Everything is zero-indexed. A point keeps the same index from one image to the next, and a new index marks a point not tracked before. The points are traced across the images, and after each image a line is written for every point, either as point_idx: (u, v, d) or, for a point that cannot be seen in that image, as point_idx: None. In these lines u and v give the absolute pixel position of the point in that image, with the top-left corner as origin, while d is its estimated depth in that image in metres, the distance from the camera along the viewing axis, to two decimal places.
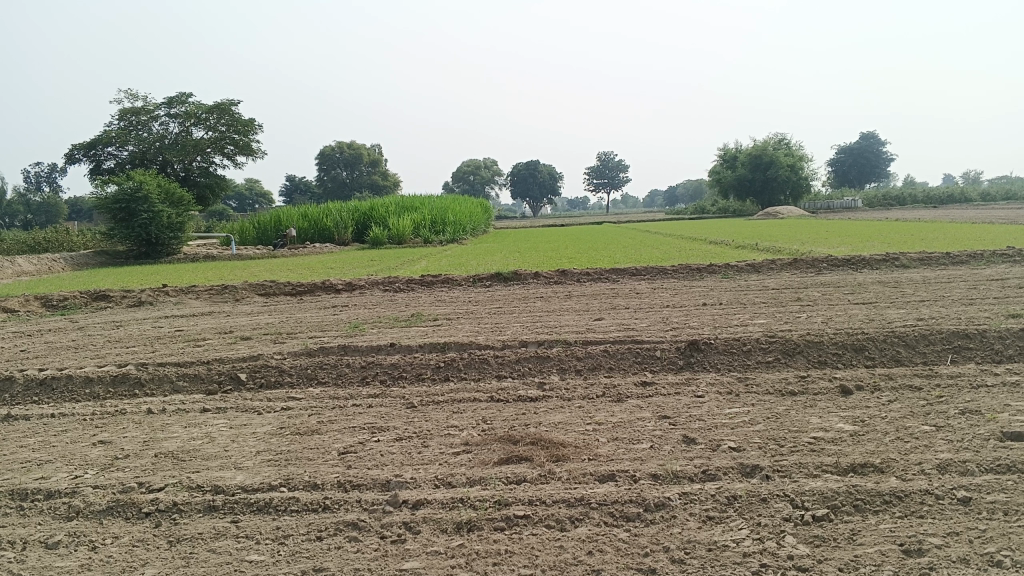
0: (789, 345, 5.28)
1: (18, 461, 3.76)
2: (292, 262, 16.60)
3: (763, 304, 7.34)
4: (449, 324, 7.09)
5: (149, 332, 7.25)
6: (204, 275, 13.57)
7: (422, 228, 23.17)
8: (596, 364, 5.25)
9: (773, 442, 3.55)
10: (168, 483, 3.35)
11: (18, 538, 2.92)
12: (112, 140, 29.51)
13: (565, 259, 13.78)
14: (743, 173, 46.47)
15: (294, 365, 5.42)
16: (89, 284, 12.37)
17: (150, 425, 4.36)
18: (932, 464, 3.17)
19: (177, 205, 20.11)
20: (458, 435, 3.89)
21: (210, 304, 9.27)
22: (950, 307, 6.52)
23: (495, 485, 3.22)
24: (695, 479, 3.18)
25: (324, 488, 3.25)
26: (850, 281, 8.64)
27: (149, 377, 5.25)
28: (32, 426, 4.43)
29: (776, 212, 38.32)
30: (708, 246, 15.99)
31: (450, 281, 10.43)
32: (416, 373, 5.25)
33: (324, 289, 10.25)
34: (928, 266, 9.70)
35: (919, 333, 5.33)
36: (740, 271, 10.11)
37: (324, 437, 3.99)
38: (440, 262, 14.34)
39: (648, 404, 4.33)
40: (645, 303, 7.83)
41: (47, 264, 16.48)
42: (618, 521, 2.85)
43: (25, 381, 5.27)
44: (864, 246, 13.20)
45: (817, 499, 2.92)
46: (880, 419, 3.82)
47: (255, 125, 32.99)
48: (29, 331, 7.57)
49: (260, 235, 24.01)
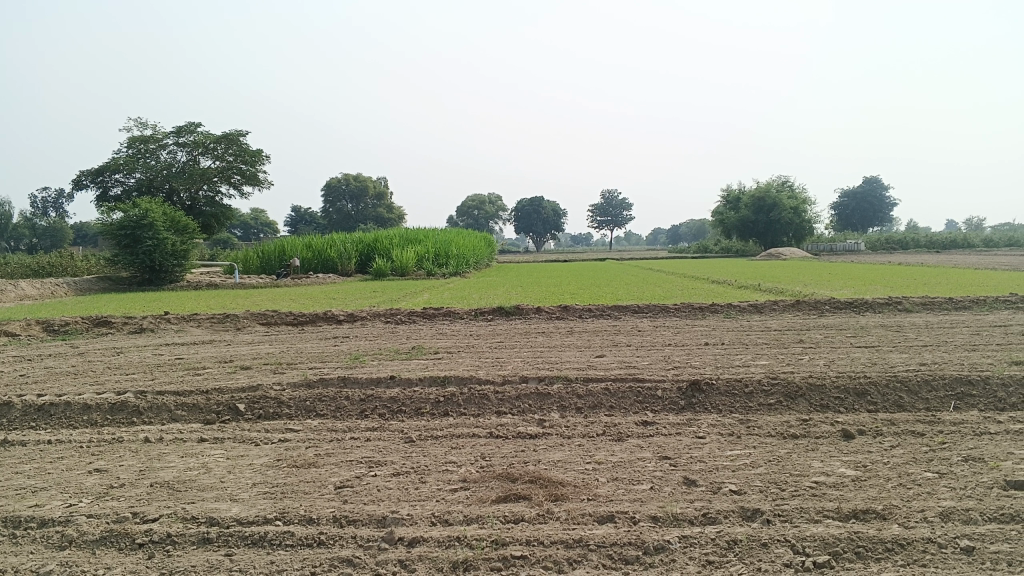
0: (792, 388, 5.26)
1: (11, 488, 3.72)
2: (296, 292, 16.61)
3: (766, 345, 7.32)
4: (450, 358, 7.08)
5: (148, 359, 7.23)
6: (207, 304, 13.59)
7: (426, 261, 23.30)
8: (596, 402, 5.22)
9: (775, 486, 3.52)
10: (163, 514, 3.32)
11: (10, 567, 2.89)
12: (119, 167, 29.72)
13: (568, 295, 13.82)
14: (746, 216, 46.54)
15: (293, 397, 5.39)
16: (91, 309, 12.41)
17: (147, 454, 4.33)
18: (934, 512, 3.13)
19: (181, 232, 20.19)
20: (456, 471, 3.86)
21: (212, 333, 9.26)
22: (953, 353, 6.50)
23: (493, 523, 3.19)
24: (694, 522, 3.14)
25: (320, 523, 3.22)
26: (853, 324, 8.63)
27: (147, 405, 5.24)
28: (28, 452, 4.41)
29: (780, 254, 38.18)
30: (709, 285, 16.09)
31: (451, 314, 10.43)
32: (415, 408, 5.22)
33: (325, 320, 10.26)
34: (930, 311, 9.71)
35: (921, 378, 5.31)
36: (742, 311, 10.12)
37: (321, 470, 3.96)
38: (443, 295, 14.45)
39: (649, 444, 4.30)
40: (647, 341, 7.81)
41: (51, 288, 16.57)
42: (617, 564, 2.81)
43: (23, 407, 5.24)
44: (868, 289, 13.14)
45: (819, 545, 2.88)
46: (882, 464, 3.79)
47: (263, 155, 33.24)
48: (29, 356, 7.56)
49: (265, 264, 24.11)
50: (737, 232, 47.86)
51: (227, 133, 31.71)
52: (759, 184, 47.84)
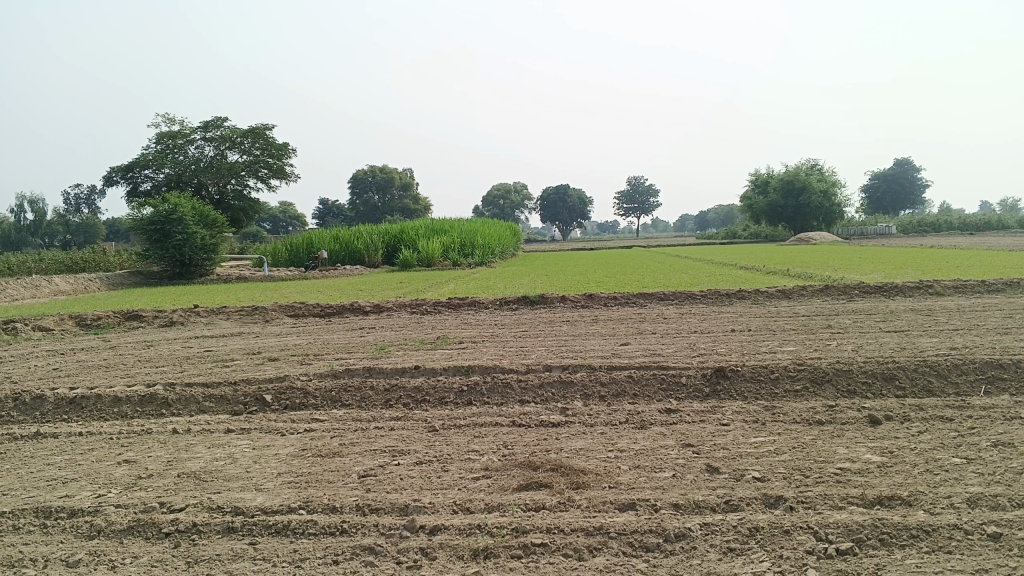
0: (818, 374, 5.21)
1: (43, 479, 3.80)
2: (324, 284, 16.74)
3: (793, 331, 7.24)
4: (474, 347, 7.09)
5: (178, 352, 7.33)
6: (237, 296, 13.72)
7: (452, 251, 23.36)
8: (620, 390, 5.21)
9: (798, 473, 3.49)
10: (189, 504, 3.37)
11: (40, 556, 2.95)
12: (148, 163, 30.07)
13: (594, 282, 13.78)
14: (775, 199, 46.19)
15: (319, 388, 5.44)
16: (122, 303, 12.62)
17: (175, 445, 4.39)
18: (961, 498, 3.09)
19: (210, 226, 20.40)
20: (478, 460, 3.88)
21: (240, 325, 9.36)
22: (984, 337, 6.38)
23: (514, 511, 3.20)
24: (716, 510, 3.13)
25: (342, 511, 3.25)
26: (883, 308, 8.51)
27: (176, 397, 5.31)
28: (60, 443, 4.49)
29: (809, 239, 37.62)
30: (737, 271, 15.94)
31: (476, 304, 10.45)
32: (439, 397, 5.24)
33: (352, 311, 10.33)
34: (962, 294, 9.55)
35: (951, 362, 5.23)
36: (770, 297, 10.03)
37: (345, 459, 3.99)
38: (469, 285, 14.50)
39: (672, 431, 4.28)
40: (673, 329, 7.77)
41: (84, 283, 16.86)
42: (638, 551, 2.80)
43: (56, 400, 5.34)
44: (899, 273, 12.96)
45: (842, 532, 2.85)
46: (909, 450, 3.74)
47: (289, 149, 33.46)
48: (62, 350, 7.69)
49: (293, 256, 24.28)
50: (767, 216, 47.58)
51: (253, 127, 31.96)
52: (788, 168, 47.32)
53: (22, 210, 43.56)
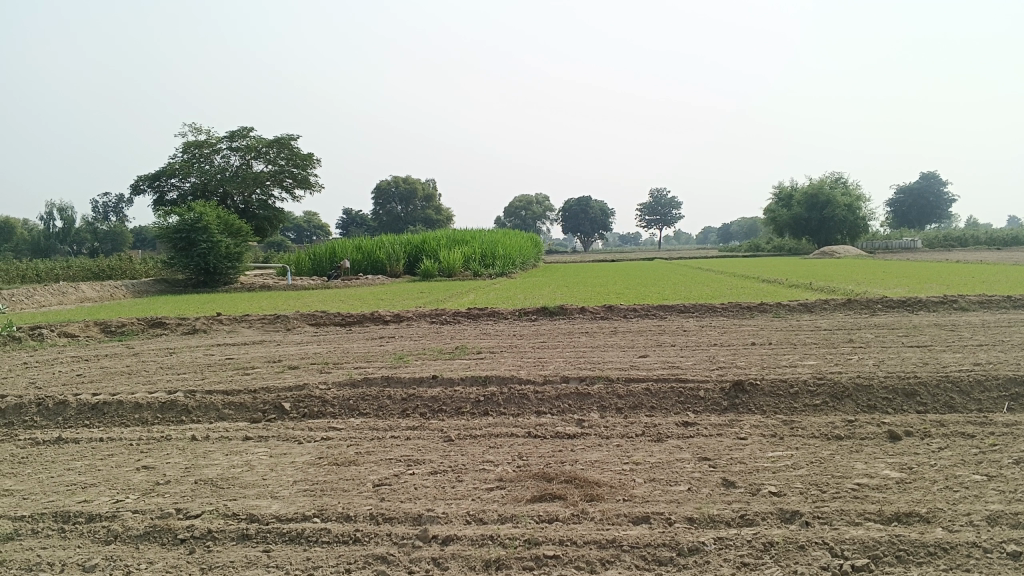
0: (838, 389, 5.15)
1: (63, 484, 3.84)
2: (345, 293, 16.84)
3: (815, 345, 7.17)
4: (492, 357, 7.09)
5: (200, 359, 7.40)
6: (259, 304, 13.84)
7: (473, 262, 23.44)
8: (637, 403, 5.19)
9: (815, 488, 3.46)
10: (205, 510, 3.39)
11: (57, 560, 2.98)
12: (175, 172, 30.45)
13: (614, 295, 13.75)
14: (798, 212, 45.88)
15: (337, 396, 5.47)
16: (147, 310, 12.77)
17: (193, 452, 4.43)
18: (981, 516, 3.04)
19: (235, 235, 20.60)
20: (493, 471, 3.88)
21: (261, 333, 9.43)
22: (1008, 353, 6.29)
23: (527, 523, 3.19)
24: (731, 524, 3.10)
25: (356, 520, 3.26)
26: (906, 323, 8.41)
27: (196, 404, 5.36)
28: (81, 449, 4.55)
29: (834, 253, 37.25)
30: (758, 284, 15.80)
31: (496, 314, 10.46)
32: (455, 407, 5.25)
33: (373, 320, 10.38)
34: (987, 309, 9.42)
35: (974, 378, 5.16)
36: (792, 310, 9.95)
37: (360, 468, 4.00)
38: (489, 295, 14.53)
39: (689, 445, 4.25)
40: (692, 341, 7.73)
41: (110, 290, 17.11)
42: (650, 565, 2.79)
43: (78, 405, 5.42)
44: (924, 287, 12.82)
45: (859, 548, 2.82)
46: (929, 466, 3.69)
47: (314, 159, 33.74)
48: (87, 356, 7.80)
49: (316, 266, 24.45)
50: (790, 229, 47.01)
51: (278, 138, 32.31)
52: (812, 181, 47.01)
53: (51, 217, 44.31)
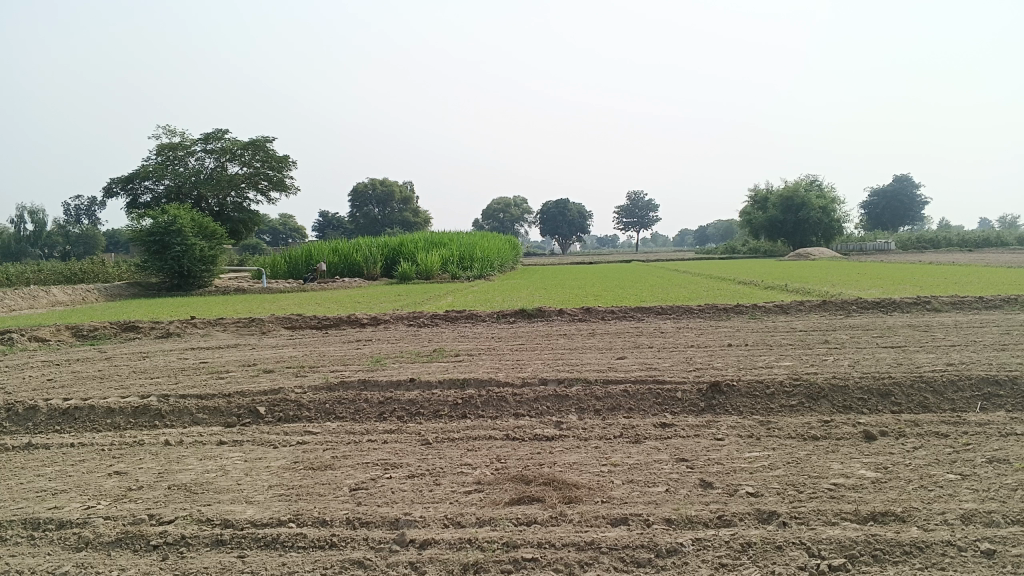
0: (814, 389, 5.19)
1: (32, 491, 3.77)
2: (322, 296, 16.71)
3: (791, 346, 7.22)
4: (471, 360, 7.07)
5: (174, 363, 7.31)
6: (235, 308, 13.73)
7: (450, 265, 23.39)
8: (615, 404, 5.19)
9: (792, 488, 3.47)
10: (178, 516, 3.34)
11: (26, 568, 2.92)
12: (149, 174, 30.12)
13: (591, 297, 13.78)
14: (774, 215, 46.27)
15: (313, 400, 5.42)
16: (120, 314, 12.60)
17: (166, 456, 4.37)
18: (955, 514, 3.07)
19: (210, 238, 20.40)
20: (472, 474, 3.85)
21: (237, 337, 9.33)
22: (981, 353, 6.36)
23: (505, 526, 3.17)
24: (709, 525, 3.11)
25: (332, 524, 3.22)
26: (880, 324, 8.49)
27: (169, 409, 5.29)
28: (51, 454, 4.48)
29: (809, 254, 37.63)
30: (735, 286, 15.90)
31: (473, 317, 10.44)
32: (433, 410, 5.22)
33: (349, 323, 10.32)
34: (960, 310, 9.54)
35: (947, 378, 5.22)
36: (768, 312, 10.02)
37: (337, 472, 3.97)
38: (467, 298, 14.49)
39: (667, 446, 4.26)
40: (670, 343, 7.75)
41: (82, 294, 16.88)
42: (629, 567, 2.78)
43: (49, 411, 5.32)
44: (898, 288, 12.97)
45: (835, 548, 2.83)
46: (904, 466, 3.72)
47: (290, 161, 33.52)
48: (58, 361, 7.68)
49: (292, 268, 24.27)
50: (766, 231, 47.36)
51: (253, 140, 32.08)
52: (787, 184, 47.46)
53: (22, 221, 43.61)
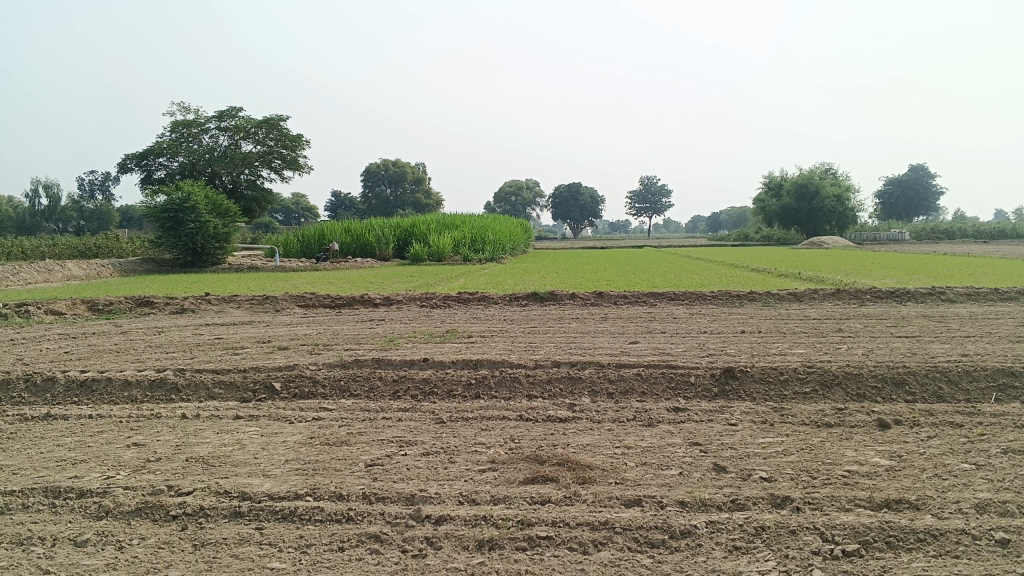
0: (829, 377, 5.19)
1: (53, 460, 3.83)
2: (334, 275, 16.78)
3: (804, 334, 7.20)
4: (483, 341, 7.09)
5: (188, 339, 7.35)
6: (248, 286, 13.79)
7: (462, 247, 23.43)
8: (628, 388, 5.20)
9: (806, 474, 3.48)
10: (197, 488, 3.38)
11: (49, 535, 2.97)
12: (163, 151, 30.20)
13: (603, 281, 13.80)
14: (787, 203, 45.95)
15: (327, 377, 5.46)
16: (134, 290, 12.70)
17: (183, 430, 4.42)
18: (970, 503, 3.08)
19: (223, 215, 20.45)
20: (485, 452, 3.88)
21: (250, 314, 9.38)
22: (995, 345, 6.33)
23: (519, 504, 3.20)
24: (723, 508, 3.12)
25: (349, 499, 3.26)
26: (895, 313, 8.45)
27: (185, 383, 5.34)
28: (70, 425, 4.52)
29: (821, 243, 37.47)
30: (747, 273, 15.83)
31: (486, 299, 10.46)
32: (447, 390, 5.25)
33: (362, 303, 10.36)
34: (974, 301, 9.49)
35: (962, 368, 5.20)
36: (781, 299, 9.99)
37: (353, 448, 4.00)
38: (479, 280, 14.51)
39: (680, 430, 4.27)
40: (682, 328, 7.76)
41: (97, 269, 17.00)
42: (643, 547, 2.80)
43: (67, 382, 5.38)
44: (911, 278, 12.94)
45: (849, 534, 2.85)
46: (919, 454, 3.72)
47: (304, 140, 33.51)
48: (73, 334, 7.75)
49: (305, 248, 24.34)
50: (779, 218, 47.23)
51: (268, 118, 32.03)
52: (802, 171, 47.23)
53: (37, 195, 43.85)
